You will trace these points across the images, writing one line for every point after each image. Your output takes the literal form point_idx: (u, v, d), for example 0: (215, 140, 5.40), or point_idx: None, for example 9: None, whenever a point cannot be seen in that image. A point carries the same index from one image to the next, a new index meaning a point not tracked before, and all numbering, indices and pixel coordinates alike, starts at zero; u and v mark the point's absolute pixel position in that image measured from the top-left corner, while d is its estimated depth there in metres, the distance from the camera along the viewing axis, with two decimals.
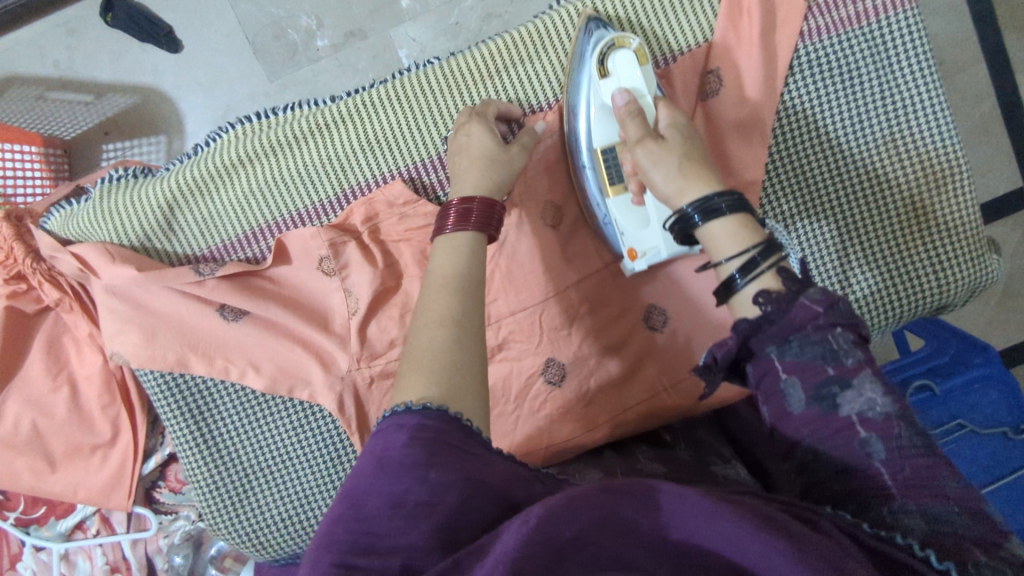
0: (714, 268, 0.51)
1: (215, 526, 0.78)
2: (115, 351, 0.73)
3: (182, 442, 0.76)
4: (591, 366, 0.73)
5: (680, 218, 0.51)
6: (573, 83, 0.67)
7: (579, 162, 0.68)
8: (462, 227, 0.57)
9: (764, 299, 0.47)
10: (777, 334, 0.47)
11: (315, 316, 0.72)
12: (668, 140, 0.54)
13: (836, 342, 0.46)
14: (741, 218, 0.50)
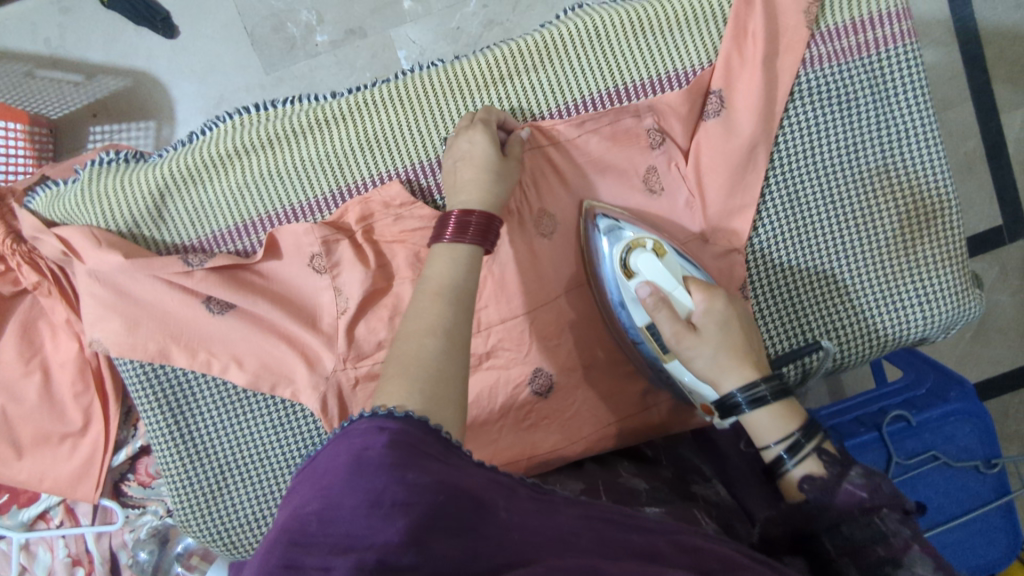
0: (761, 450, 0.61)
1: (186, 523, 0.76)
2: (95, 338, 0.71)
3: (158, 436, 0.74)
4: (578, 378, 0.73)
5: (726, 405, 0.60)
6: (596, 257, 0.70)
7: (627, 336, 0.71)
8: (461, 239, 0.57)
9: (810, 487, 0.56)
10: (828, 516, 0.55)
11: (302, 313, 0.71)
12: (704, 331, 0.61)
13: (884, 523, 0.53)
14: (782, 407, 0.59)
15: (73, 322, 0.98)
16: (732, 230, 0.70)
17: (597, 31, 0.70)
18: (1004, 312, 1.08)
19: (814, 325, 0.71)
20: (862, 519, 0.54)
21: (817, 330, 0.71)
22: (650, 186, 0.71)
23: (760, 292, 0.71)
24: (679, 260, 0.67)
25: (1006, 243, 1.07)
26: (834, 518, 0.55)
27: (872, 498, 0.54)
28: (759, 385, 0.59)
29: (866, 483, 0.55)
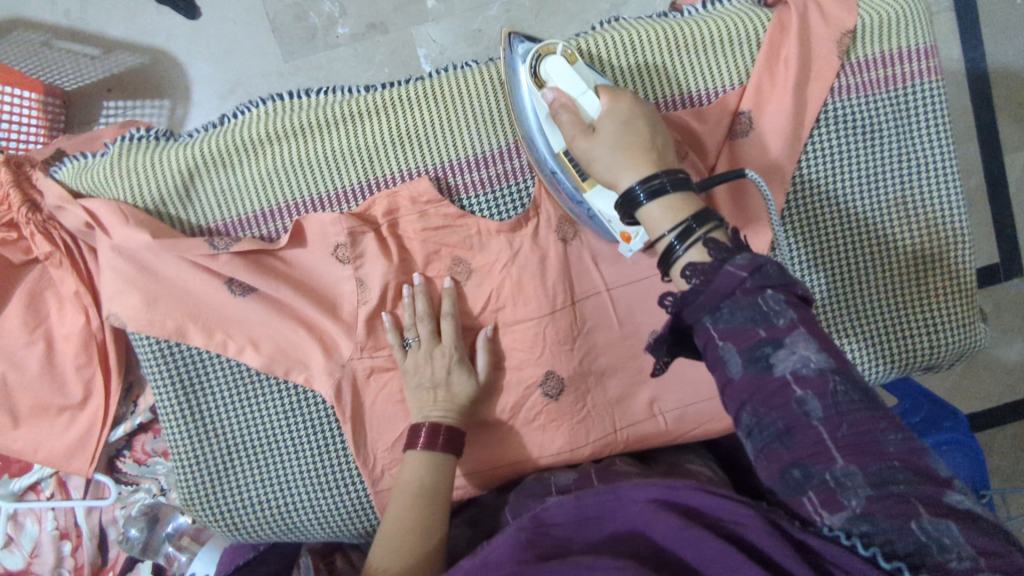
0: (656, 245, 0.53)
1: (190, 504, 0.76)
2: (113, 312, 0.72)
3: (168, 414, 0.74)
4: (589, 382, 0.74)
5: (625, 201, 0.54)
6: (514, 91, 0.67)
7: (547, 169, 0.68)
8: (431, 447, 0.66)
9: (691, 274, 0.48)
10: (706, 304, 0.48)
11: (322, 301, 0.72)
12: (598, 129, 0.57)
13: (765, 304, 0.46)
14: (676, 197, 0.52)
15: (81, 295, 0.98)
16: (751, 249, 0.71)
17: (632, 44, 0.70)
18: (997, 348, 1.10)
19: None
20: (740, 304, 0.46)
21: None
22: None
23: None
24: (590, 70, 0.63)
25: (1000, 282, 1.10)
26: (716, 299, 0.47)
27: (752, 278, 0.46)
28: (659, 177, 0.52)
29: (747, 263, 0.47)
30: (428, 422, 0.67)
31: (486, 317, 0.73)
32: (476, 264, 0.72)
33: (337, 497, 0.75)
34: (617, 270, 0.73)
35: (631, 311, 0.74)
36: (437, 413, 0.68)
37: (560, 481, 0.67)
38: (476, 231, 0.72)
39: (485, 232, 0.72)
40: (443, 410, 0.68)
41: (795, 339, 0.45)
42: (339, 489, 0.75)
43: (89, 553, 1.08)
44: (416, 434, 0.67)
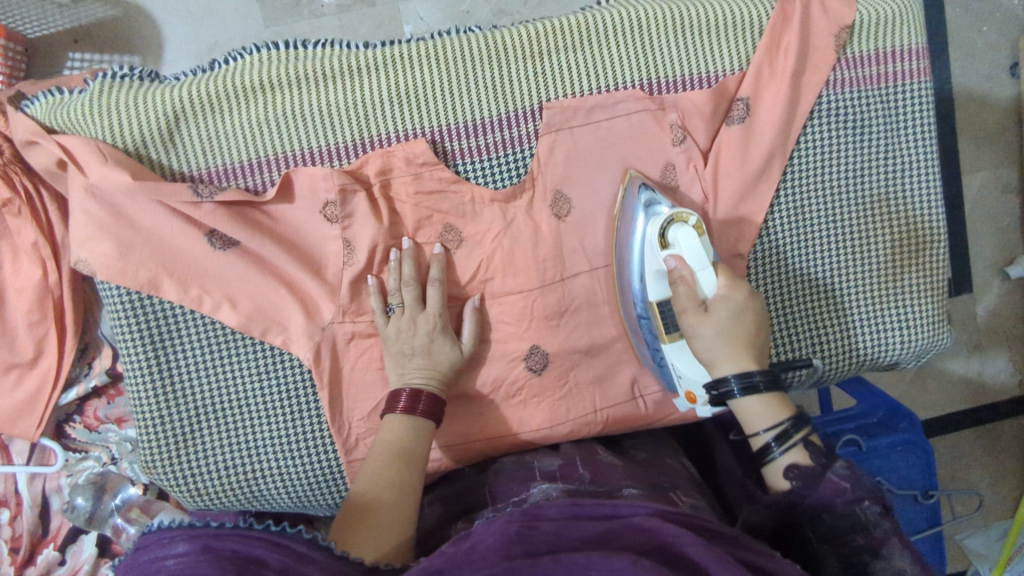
0: (750, 437, 0.58)
1: (149, 466, 0.72)
2: (82, 258, 0.67)
3: (135, 369, 0.70)
4: (574, 361, 0.73)
5: (717, 385, 0.58)
6: (626, 239, 0.68)
7: (632, 305, 0.69)
8: (411, 411, 0.65)
9: (795, 476, 0.53)
10: (810, 508, 0.52)
11: (307, 260, 0.70)
12: (713, 310, 0.59)
13: (864, 513, 0.50)
14: (775, 397, 0.57)
15: (40, 247, 0.92)
16: (739, 235, 0.72)
17: (638, 22, 0.71)
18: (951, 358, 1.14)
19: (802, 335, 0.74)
20: (841, 509, 0.51)
21: (805, 341, 0.74)
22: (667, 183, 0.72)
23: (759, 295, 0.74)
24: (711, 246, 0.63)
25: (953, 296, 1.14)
26: (817, 505, 0.52)
27: (855, 489, 0.51)
28: (753, 374, 0.57)
29: (849, 472, 0.51)
30: (409, 389, 0.66)
31: (474, 288, 0.72)
32: (468, 232, 0.71)
33: (308, 467, 0.72)
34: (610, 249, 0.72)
35: None
36: (420, 378, 0.67)
37: (544, 468, 0.66)
38: (470, 199, 0.70)
39: (478, 200, 0.71)
40: (425, 375, 0.67)
41: (891, 547, 0.50)
42: (310, 457, 0.72)
43: (30, 521, 1.03)
44: (395, 401, 0.66)
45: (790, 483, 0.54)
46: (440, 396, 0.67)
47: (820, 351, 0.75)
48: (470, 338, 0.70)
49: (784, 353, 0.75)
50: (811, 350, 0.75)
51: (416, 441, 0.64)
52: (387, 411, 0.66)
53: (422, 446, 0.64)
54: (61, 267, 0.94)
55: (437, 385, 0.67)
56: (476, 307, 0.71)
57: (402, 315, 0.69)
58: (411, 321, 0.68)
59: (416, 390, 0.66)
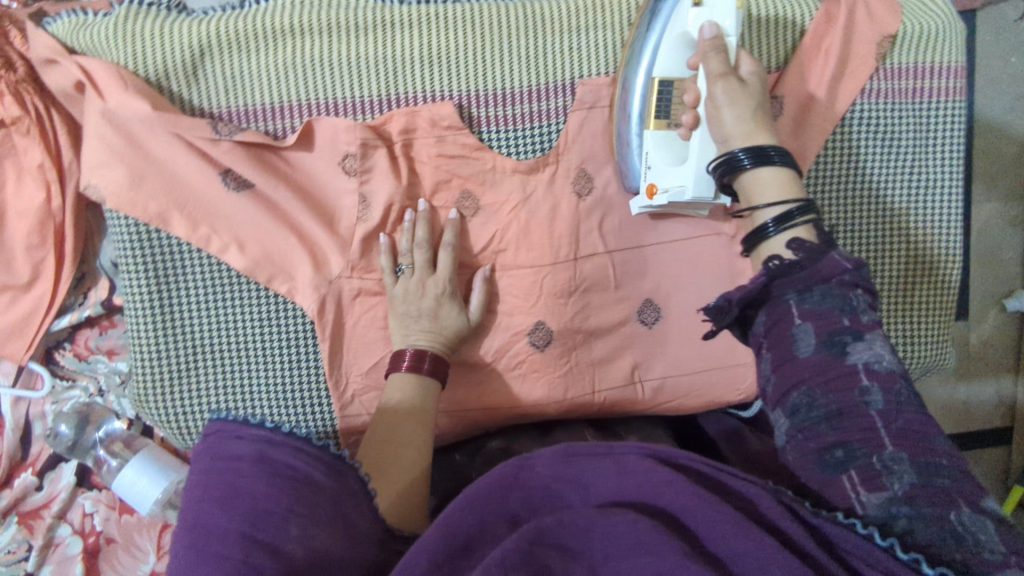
0: (749, 212, 0.54)
1: (141, 400, 0.71)
2: (91, 184, 0.66)
3: (134, 301, 0.69)
4: (576, 340, 0.74)
5: (728, 159, 0.56)
6: (642, 29, 0.64)
7: (626, 95, 0.66)
8: (419, 367, 0.65)
9: (797, 248, 0.49)
10: (800, 280, 0.47)
11: (320, 212, 0.69)
12: (748, 82, 0.59)
13: (855, 300, 0.46)
14: (787, 175, 0.53)
15: (46, 170, 0.90)
16: None
17: None
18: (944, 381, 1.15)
19: None
20: (835, 289, 0.46)
21: None
22: None
23: None
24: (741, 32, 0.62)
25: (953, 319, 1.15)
26: (808, 278, 0.47)
27: (854, 273, 0.47)
28: (768, 148, 0.54)
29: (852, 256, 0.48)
30: (414, 348, 0.66)
31: (485, 258, 0.71)
32: (485, 200, 0.70)
33: (300, 419, 0.72)
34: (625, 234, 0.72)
35: (631, 276, 0.74)
36: (424, 339, 0.67)
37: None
38: (492, 167, 0.70)
39: (500, 169, 0.70)
40: (429, 338, 0.67)
41: (874, 335, 0.45)
42: (302, 410, 0.72)
43: (10, 443, 1.03)
44: (400, 359, 0.66)
45: (787, 254, 0.49)
46: (444, 358, 0.67)
47: None
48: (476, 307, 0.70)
49: None
50: None
51: (423, 399, 0.64)
52: (392, 369, 0.66)
53: (428, 403, 0.64)
54: (65, 192, 0.92)
55: (442, 348, 0.68)
56: (486, 275, 0.70)
57: (411, 276, 0.69)
58: (420, 283, 0.68)
59: (421, 350, 0.66)
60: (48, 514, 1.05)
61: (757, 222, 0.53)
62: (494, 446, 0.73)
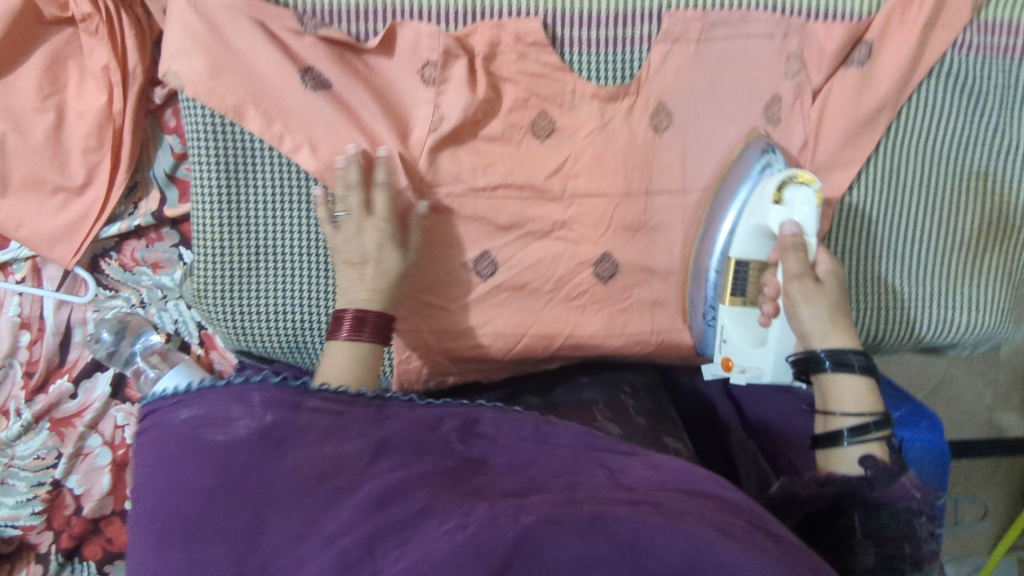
0: (824, 416, 0.59)
1: (201, 294, 0.72)
2: (171, 70, 0.65)
3: (203, 194, 0.69)
4: (639, 277, 0.73)
5: (809, 358, 0.60)
6: (727, 195, 0.68)
7: (705, 263, 0.70)
8: (358, 337, 0.64)
9: (870, 466, 0.55)
10: (871, 503, 0.54)
11: (395, 120, 0.69)
12: (825, 285, 0.60)
13: (918, 526, 0.54)
14: (867, 383, 0.58)
15: (110, 72, 0.90)
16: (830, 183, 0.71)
17: None
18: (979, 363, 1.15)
19: (873, 297, 0.74)
20: (902, 509, 0.54)
21: (876, 304, 0.74)
22: (769, 115, 0.71)
23: (838, 247, 0.72)
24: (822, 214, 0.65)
25: None
26: (879, 500, 0.54)
27: (922, 499, 0.54)
28: (851, 358, 0.58)
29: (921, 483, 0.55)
30: (350, 313, 0.65)
31: (555, 183, 0.70)
32: (562, 123, 0.69)
33: None
34: (697, 173, 0.71)
35: (700, 218, 0.73)
36: (362, 296, 0.66)
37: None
38: (572, 90, 0.69)
39: (580, 94, 0.69)
40: (367, 295, 0.66)
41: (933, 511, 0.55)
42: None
43: (49, 346, 1.04)
44: (340, 321, 0.65)
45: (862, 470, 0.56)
46: (386, 313, 0.65)
47: (888, 318, 0.74)
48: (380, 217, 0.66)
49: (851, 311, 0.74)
50: (880, 314, 0.74)
51: (361, 363, 0.63)
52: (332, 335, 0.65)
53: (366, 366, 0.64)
54: (127, 96, 0.92)
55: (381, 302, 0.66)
56: (394, 187, 0.67)
57: (359, 230, 0.66)
58: (365, 234, 0.66)
59: (360, 307, 0.65)
60: (80, 422, 1.07)
61: (833, 427, 0.58)
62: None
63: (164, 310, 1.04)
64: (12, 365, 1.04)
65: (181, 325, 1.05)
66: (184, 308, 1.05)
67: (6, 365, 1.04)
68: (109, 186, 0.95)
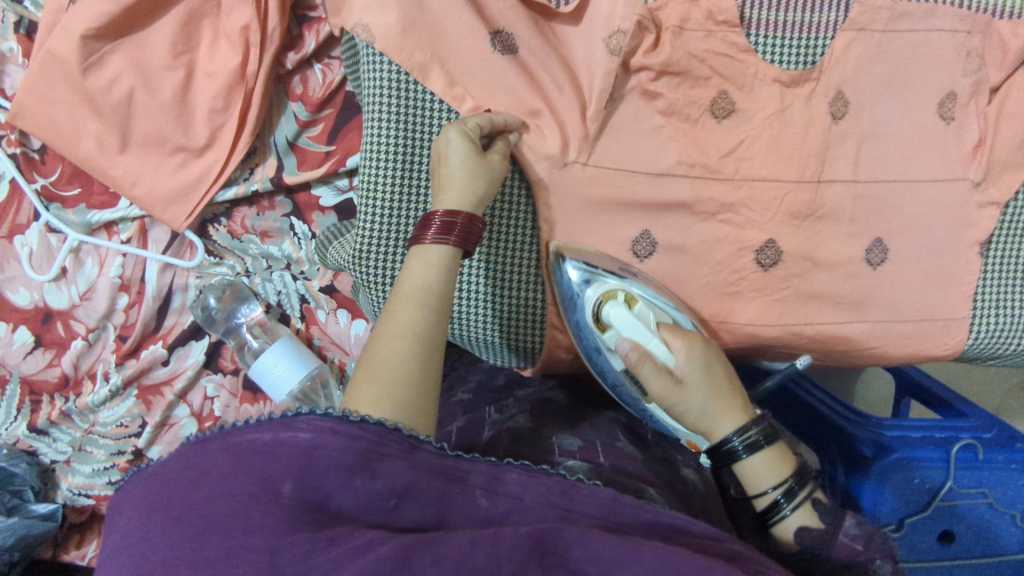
0: (753, 495, 0.63)
1: (363, 256, 0.70)
2: (363, 22, 0.65)
3: (377, 152, 0.68)
4: (800, 267, 0.72)
5: (717, 447, 0.64)
6: (568, 303, 0.72)
7: (605, 375, 0.74)
8: (445, 239, 0.60)
9: (807, 539, 0.59)
10: (823, 564, 0.57)
11: (574, 91, 0.68)
12: (686, 384, 0.64)
13: (879, 574, 0.55)
14: (770, 453, 0.63)
15: (249, 33, 0.89)
16: (997, 182, 0.73)
17: None
18: None
19: None
20: (856, 572, 0.55)
21: None
22: (942, 112, 0.71)
23: (997, 253, 0.75)
24: (650, 302, 0.70)
25: None
26: (834, 569, 0.56)
27: (864, 551, 0.56)
28: (752, 431, 0.63)
29: (859, 534, 0.57)
30: (442, 214, 0.61)
31: (728, 163, 0.69)
32: (741, 103, 0.69)
33: (515, 297, 0.74)
34: (865, 165, 0.71)
35: (867, 211, 0.72)
36: (451, 200, 0.62)
37: (563, 446, 0.69)
38: (753, 72, 0.68)
39: (761, 76, 0.68)
40: (461, 199, 0.62)
41: None
42: (518, 289, 0.73)
43: (148, 311, 1.02)
44: (428, 224, 0.61)
45: (800, 542, 0.59)
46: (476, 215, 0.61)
47: None
48: (499, 155, 0.66)
49: (1007, 317, 0.77)
50: None
51: (446, 266, 0.60)
52: (418, 239, 0.61)
53: (439, 321, 0.58)
54: (262, 58, 0.90)
55: (473, 211, 0.62)
56: (513, 140, 0.67)
57: (466, 155, 0.63)
58: (470, 157, 0.63)
59: (451, 210, 0.61)
60: (169, 391, 1.03)
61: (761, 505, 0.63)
62: (521, 421, 0.75)
63: (268, 280, 1.02)
64: (106, 328, 1.02)
65: (284, 297, 1.03)
66: (289, 280, 1.02)
67: (100, 327, 1.02)
68: (237, 147, 0.94)
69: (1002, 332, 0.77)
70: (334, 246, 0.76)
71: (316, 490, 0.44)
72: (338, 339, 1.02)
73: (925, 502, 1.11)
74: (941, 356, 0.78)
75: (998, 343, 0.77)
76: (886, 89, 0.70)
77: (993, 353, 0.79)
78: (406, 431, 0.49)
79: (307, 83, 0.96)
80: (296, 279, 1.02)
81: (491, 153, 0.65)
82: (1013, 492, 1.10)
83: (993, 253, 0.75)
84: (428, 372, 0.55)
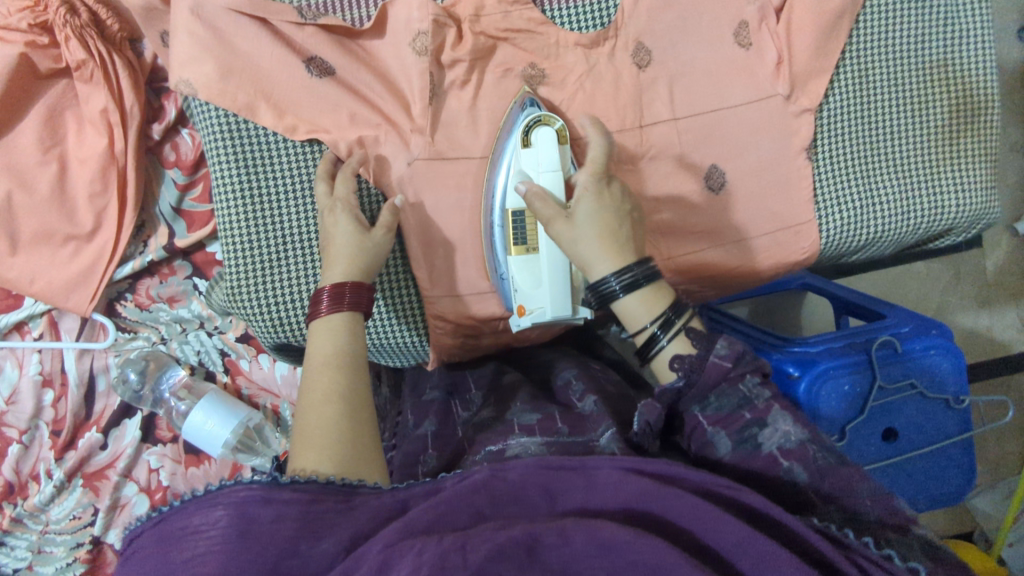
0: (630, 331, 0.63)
1: (236, 293, 0.73)
2: (184, 79, 0.69)
3: (225, 194, 0.72)
4: (647, 207, 0.78)
5: (597, 287, 0.61)
6: (497, 152, 0.72)
7: (489, 218, 0.73)
8: (338, 308, 0.62)
9: (680, 366, 0.59)
10: (698, 394, 0.58)
11: (398, 96, 0.73)
12: (576, 216, 0.63)
13: (746, 388, 0.56)
14: (648, 290, 0.61)
15: (109, 114, 0.93)
16: (806, 93, 0.79)
17: None
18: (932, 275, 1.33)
19: (869, 191, 0.82)
20: (725, 388, 0.57)
21: (872, 197, 0.82)
22: (739, 40, 0.78)
23: (825, 152, 0.81)
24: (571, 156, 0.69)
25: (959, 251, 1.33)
26: (705, 390, 0.58)
27: (735, 366, 0.57)
28: (631, 271, 0.60)
29: (730, 352, 0.58)
30: (328, 287, 0.63)
31: None
32: (552, 71, 0.75)
33: (387, 301, 0.76)
34: (680, 102, 0.77)
35: (695, 143, 0.78)
36: (339, 273, 0.64)
37: (522, 423, 0.68)
38: (556, 41, 0.75)
39: (563, 44, 0.75)
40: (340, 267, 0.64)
41: (774, 417, 0.54)
42: (385, 294, 0.76)
43: (75, 402, 1.03)
44: (319, 300, 0.63)
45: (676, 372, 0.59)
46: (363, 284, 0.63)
47: (888, 206, 0.82)
48: (383, 227, 0.68)
49: (853, 208, 0.82)
50: (880, 204, 0.82)
51: (349, 330, 0.62)
52: (312, 317, 0.63)
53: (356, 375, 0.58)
54: (127, 135, 0.95)
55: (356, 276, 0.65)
56: (397, 206, 0.70)
57: (351, 228, 0.66)
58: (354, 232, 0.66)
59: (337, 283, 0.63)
60: (113, 472, 1.02)
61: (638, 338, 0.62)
62: (485, 414, 0.75)
63: (185, 342, 1.05)
64: (38, 427, 1.02)
65: (204, 355, 1.05)
66: (205, 338, 1.05)
67: (32, 427, 1.02)
68: (123, 225, 0.97)
69: (854, 221, 0.82)
70: (214, 293, 0.79)
71: (260, 564, 0.42)
72: (266, 383, 1.05)
73: (860, 408, 1.02)
74: (803, 260, 0.83)
75: (852, 235, 0.83)
76: (680, 29, 0.77)
77: (856, 243, 0.84)
78: (338, 480, 0.48)
79: (179, 149, 1.00)
80: (212, 335, 1.05)
81: (375, 228, 0.68)
82: (939, 376, 1.05)
83: (822, 152, 0.81)
84: (360, 425, 0.55)
